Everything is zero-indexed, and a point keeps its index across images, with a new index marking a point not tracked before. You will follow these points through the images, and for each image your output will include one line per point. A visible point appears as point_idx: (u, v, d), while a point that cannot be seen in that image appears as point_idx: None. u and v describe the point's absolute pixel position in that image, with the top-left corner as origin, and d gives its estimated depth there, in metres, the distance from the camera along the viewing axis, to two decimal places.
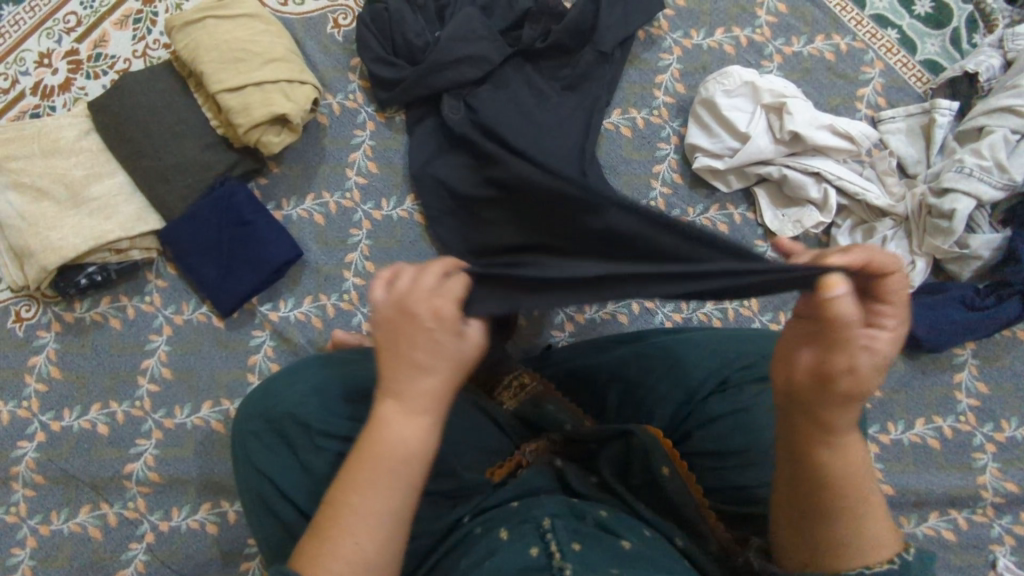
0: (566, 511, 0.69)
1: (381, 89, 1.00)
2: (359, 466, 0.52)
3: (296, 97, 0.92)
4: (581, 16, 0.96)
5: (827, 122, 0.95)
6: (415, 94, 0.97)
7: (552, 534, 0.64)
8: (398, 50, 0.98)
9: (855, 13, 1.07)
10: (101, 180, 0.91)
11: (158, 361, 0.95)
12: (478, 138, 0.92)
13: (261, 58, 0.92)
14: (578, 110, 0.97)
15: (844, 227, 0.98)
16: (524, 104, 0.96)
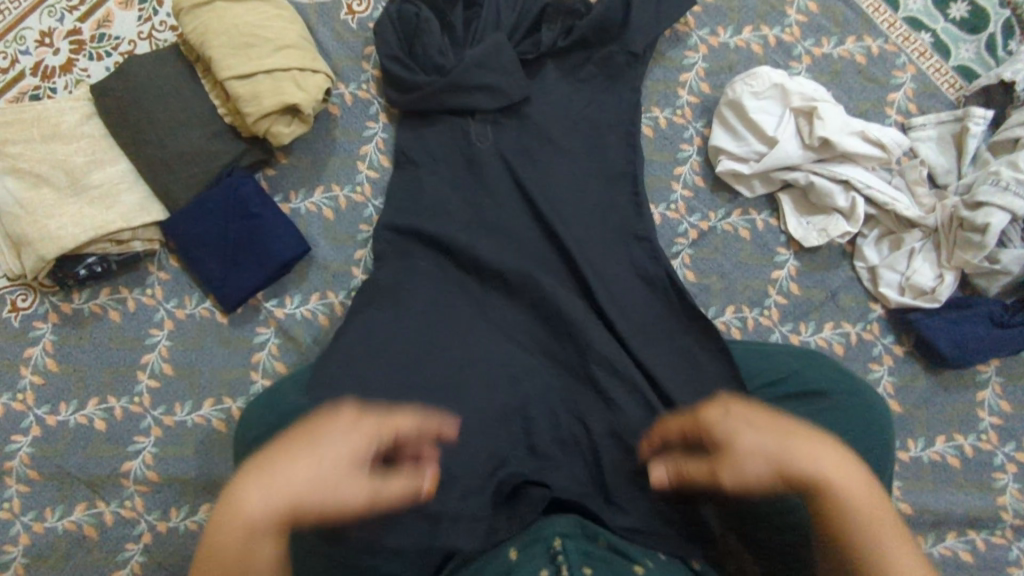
0: (579, 530, 0.68)
1: (395, 90, 0.96)
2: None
3: (309, 86, 0.88)
4: (605, 19, 0.93)
5: (858, 129, 0.91)
6: (433, 106, 0.94)
7: (564, 556, 0.62)
8: (415, 48, 0.94)
9: (888, 15, 1.03)
10: (103, 168, 0.87)
11: (159, 356, 0.92)
12: (499, 181, 0.92)
13: (271, 44, 0.88)
14: (601, 119, 0.95)
15: (870, 238, 0.95)
16: (546, 119, 0.94)
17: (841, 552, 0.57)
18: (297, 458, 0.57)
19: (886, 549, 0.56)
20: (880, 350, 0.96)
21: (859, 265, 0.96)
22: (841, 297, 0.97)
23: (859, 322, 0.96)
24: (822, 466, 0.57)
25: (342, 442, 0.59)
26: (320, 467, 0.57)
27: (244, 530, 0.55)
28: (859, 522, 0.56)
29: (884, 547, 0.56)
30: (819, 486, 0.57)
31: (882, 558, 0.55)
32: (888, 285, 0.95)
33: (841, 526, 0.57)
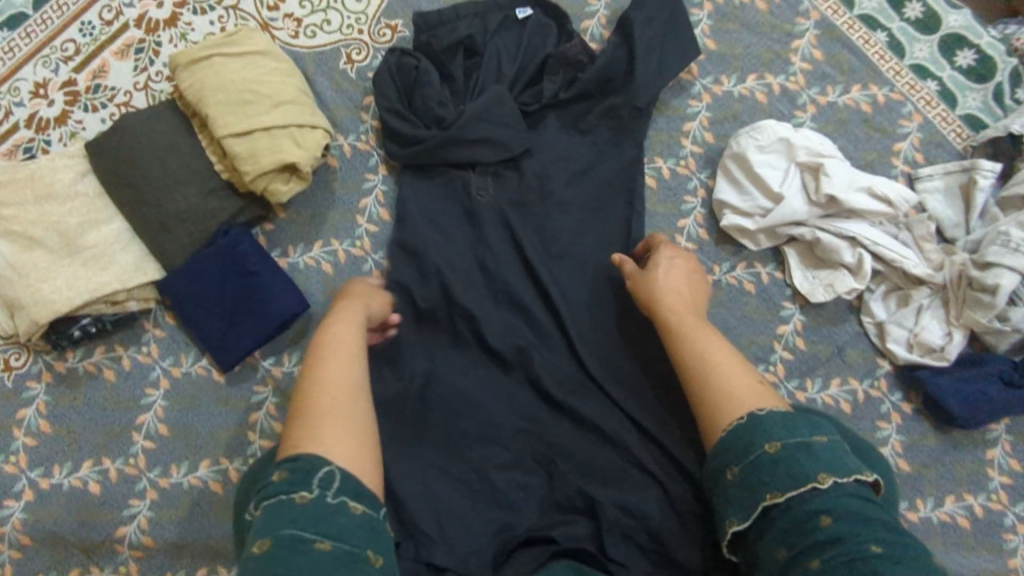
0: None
1: (393, 143, 0.94)
2: None
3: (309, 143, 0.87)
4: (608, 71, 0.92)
5: (864, 185, 0.90)
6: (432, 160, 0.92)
7: None
8: (417, 102, 0.93)
9: (894, 63, 1.02)
10: (98, 228, 0.86)
11: (154, 416, 0.91)
12: (498, 244, 0.90)
13: (270, 100, 0.86)
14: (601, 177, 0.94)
15: (877, 293, 0.94)
16: (549, 177, 0.93)
17: (702, 414, 0.72)
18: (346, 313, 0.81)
19: (720, 355, 0.74)
20: (888, 406, 0.95)
21: (866, 320, 0.95)
22: (848, 353, 0.96)
23: (866, 378, 0.95)
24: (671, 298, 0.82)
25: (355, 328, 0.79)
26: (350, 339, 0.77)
27: (351, 387, 0.72)
28: (707, 364, 0.74)
29: (742, 402, 0.70)
30: (668, 321, 0.80)
31: (719, 388, 0.72)
32: (896, 342, 0.93)
33: (683, 342, 0.77)
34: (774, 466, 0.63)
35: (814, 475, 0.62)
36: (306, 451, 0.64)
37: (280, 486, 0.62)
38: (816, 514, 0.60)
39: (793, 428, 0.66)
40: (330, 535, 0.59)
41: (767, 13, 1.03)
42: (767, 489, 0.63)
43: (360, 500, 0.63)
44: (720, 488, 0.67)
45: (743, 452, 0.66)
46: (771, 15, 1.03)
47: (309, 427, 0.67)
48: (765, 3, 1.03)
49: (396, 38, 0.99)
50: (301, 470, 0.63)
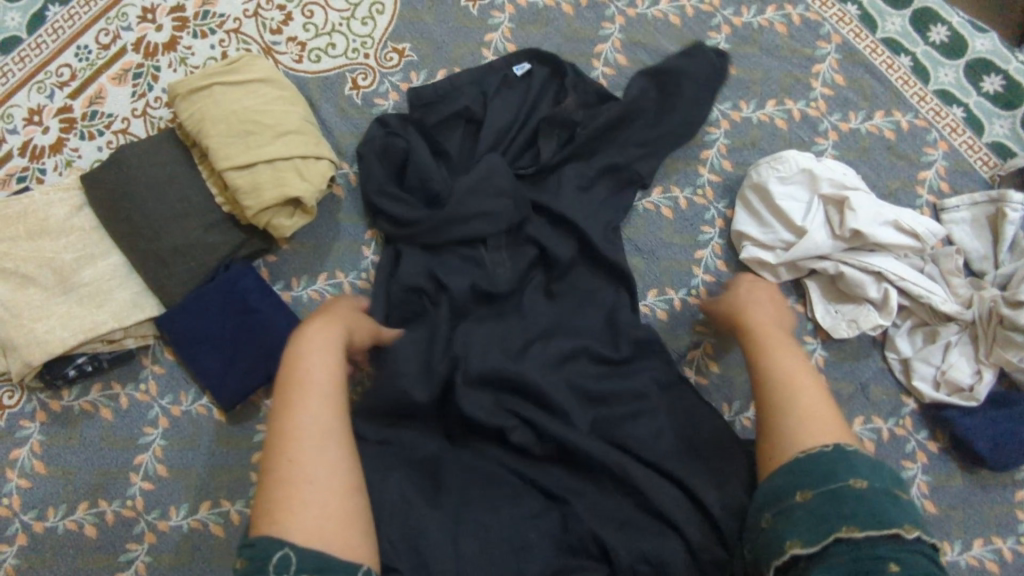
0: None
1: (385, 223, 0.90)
2: None
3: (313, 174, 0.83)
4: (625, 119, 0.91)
5: (891, 218, 0.87)
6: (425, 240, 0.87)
7: None
8: (409, 180, 0.88)
9: (918, 88, 0.99)
10: (94, 264, 0.83)
11: (152, 456, 0.87)
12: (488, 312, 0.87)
13: (272, 130, 0.83)
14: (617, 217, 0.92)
15: (902, 329, 0.91)
16: (541, 236, 0.89)
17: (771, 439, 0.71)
18: (315, 329, 0.73)
19: (803, 379, 0.74)
20: (914, 446, 0.91)
21: (891, 356, 0.92)
22: (871, 390, 0.92)
23: (891, 417, 0.91)
24: (757, 318, 0.83)
25: (330, 355, 0.71)
26: (326, 364, 0.69)
27: (316, 432, 0.64)
28: (786, 383, 0.74)
29: (816, 434, 0.69)
30: (754, 332, 0.81)
31: (798, 416, 0.71)
32: (921, 379, 0.90)
33: (767, 361, 0.77)
34: (856, 507, 0.61)
35: (899, 522, 0.61)
36: (265, 533, 0.58)
37: (242, 575, 0.56)
38: (885, 561, 0.59)
39: (880, 475, 0.65)
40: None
41: (787, 36, 1.00)
42: (840, 522, 0.61)
43: (320, 568, 0.55)
44: (782, 510, 0.65)
45: (823, 480, 0.64)
46: (791, 39, 1.00)
47: (278, 487, 0.60)
48: (785, 25, 1.00)
49: (403, 63, 0.96)
50: (257, 555, 0.56)
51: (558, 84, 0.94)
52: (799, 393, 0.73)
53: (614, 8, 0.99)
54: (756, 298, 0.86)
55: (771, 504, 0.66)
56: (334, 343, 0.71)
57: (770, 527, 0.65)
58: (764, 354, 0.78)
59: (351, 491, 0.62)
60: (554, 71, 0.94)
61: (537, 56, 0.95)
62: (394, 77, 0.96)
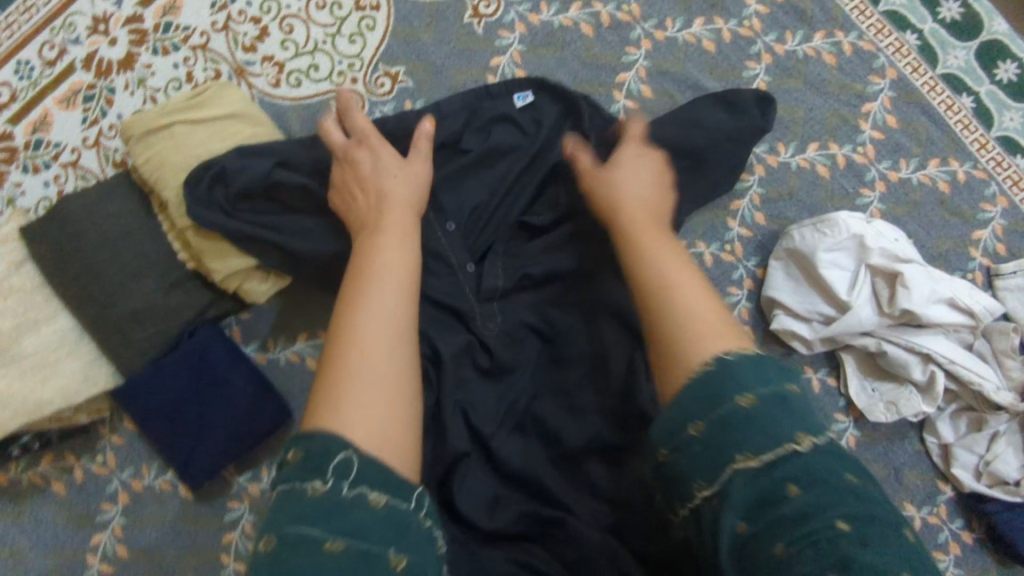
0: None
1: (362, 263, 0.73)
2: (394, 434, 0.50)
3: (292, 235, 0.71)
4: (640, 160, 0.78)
5: (946, 295, 0.77)
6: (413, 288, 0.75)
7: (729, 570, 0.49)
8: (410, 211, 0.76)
9: (979, 133, 0.87)
10: (38, 330, 0.72)
11: (111, 536, 0.79)
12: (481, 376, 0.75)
13: (240, 180, 0.69)
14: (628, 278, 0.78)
15: (945, 411, 0.82)
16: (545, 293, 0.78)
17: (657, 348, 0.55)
18: (391, 230, 0.63)
19: (684, 270, 0.59)
20: (947, 536, 0.84)
21: (929, 440, 0.83)
22: (906, 475, 0.84)
23: (925, 504, 0.84)
24: (637, 215, 0.67)
25: (401, 256, 0.61)
26: (396, 268, 0.59)
27: (377, 329, 0.54)
28: (669, 287, 0.58)
29: (700, 337, 0.53)
30: (625, 223, 0.66)
31: (685, 314, 0.56)
32: (962, 467, 0.82)
33: (638, 251, 0.63)
34: (748, 423, 0.47)
35: (794, 434, 0.46)
36: (319, 425, 0.48)
37: (290, 471, 0.46)
38: (783, 482, 0.45)
39: (765, 377, 0.49)
40: (345, 531, 0.43)
41: (836, 68, 0.87)
42: (738, 449, 0.46)
43: (383, 488, 0.46)
44: (678, 445, 0.49)
45: (710, 405, 0.48)
46: (840, 71, 0.87)
47: (337, 372, 0.51)
48: (834, 55, 0.87)
49: (397, 90, 0.83)
50: (313, 452, 0.46)
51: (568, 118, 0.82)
52: (679, 281, 0.59)
53: (641, 30, 0.86)
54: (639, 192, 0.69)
55: (665, 439, 0.50)
56: (410, 252, 0.62)
57: (670, 464, 0.50)
58: (641, 242, 0.63)
59: (410, 394, 0.52)
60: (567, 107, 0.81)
61: (541, 85, 0.82)
62: (386, 106, 0.83)
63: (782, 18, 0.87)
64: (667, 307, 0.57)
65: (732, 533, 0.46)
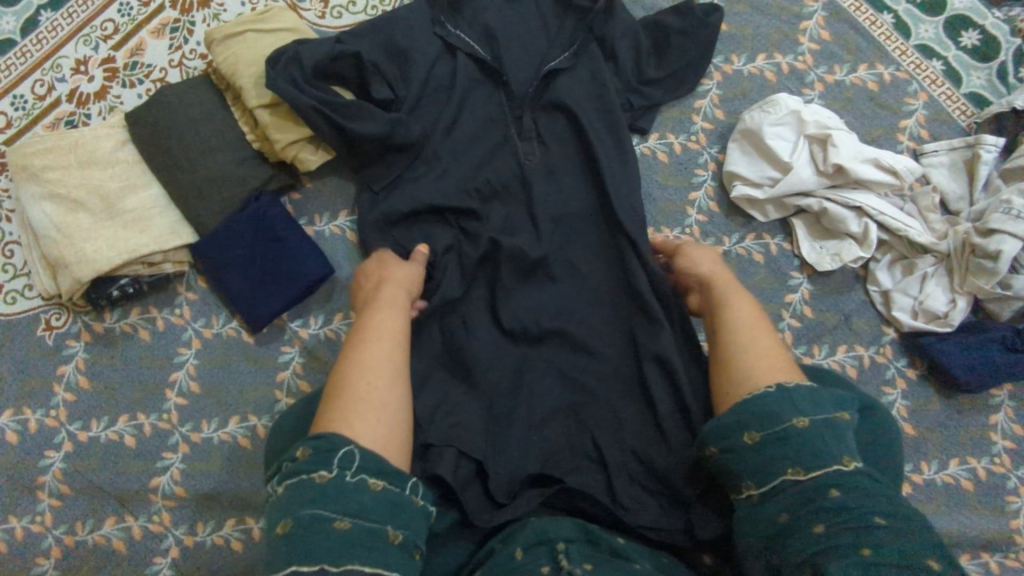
0: (582, 535, 0.72)
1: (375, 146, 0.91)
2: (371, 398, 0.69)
3: (346, 116, 0.89)
4: (630, 66, 0.99)
5: (871, 156, 0.94)
6: (428, 161, 0.94)
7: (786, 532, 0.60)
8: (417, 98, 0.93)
9: (900, 42, 1.05)
10: (137, 193, 0.91)
11: (186, 374, 0.95)
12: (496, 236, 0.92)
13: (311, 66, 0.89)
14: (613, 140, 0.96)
15: (883, 263, 0.98)
16: (543, 161, 0.95)
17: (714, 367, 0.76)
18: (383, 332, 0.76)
19: (743, 309, 0.79)
20: (893, 372, 0.98)
21: (872, 289, 0.98)
22: (854, 321, 0.99)
23: (872, 345, 0.98)
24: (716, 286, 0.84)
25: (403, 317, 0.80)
26: (397, 330, 0.77)
27: (384, 370, 0.72)
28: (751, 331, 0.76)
29: (753, 370, 0.71)
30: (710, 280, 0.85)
31: (743, 351, 0.74)
32: (901, 309, 0.97)
33: (724, 301, 0.81)
34: (806, 440, 0.63)
35: (839, 458, 0.62)
36: (333, 431, 0.64)
37: (303, 464, 0.62)
38: (828, 487, 0.61)
39: (822, 405, 0.65)
40: (350, 513, 0.59)
41: None
42: (791, 463, 0.63)
43: (379, 475, 0.63)
44: (730, 447, 0.67)
45: (769, 423, 0.65)
46: None
47: (346, 403, 0.68)
48: None
49: None
50: (322, 448, 0.62)
51: (580, 17, 0.98)
52: (752, 328, 0.77)
53: None
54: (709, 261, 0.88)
55: (717, 441, 0.68)
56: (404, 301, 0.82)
57: (719, 458, 0.68)
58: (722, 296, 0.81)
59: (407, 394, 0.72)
60: (580, 12, 0.98)
61: None
62: None
63: None
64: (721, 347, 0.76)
65: (773, 521, 0.62)
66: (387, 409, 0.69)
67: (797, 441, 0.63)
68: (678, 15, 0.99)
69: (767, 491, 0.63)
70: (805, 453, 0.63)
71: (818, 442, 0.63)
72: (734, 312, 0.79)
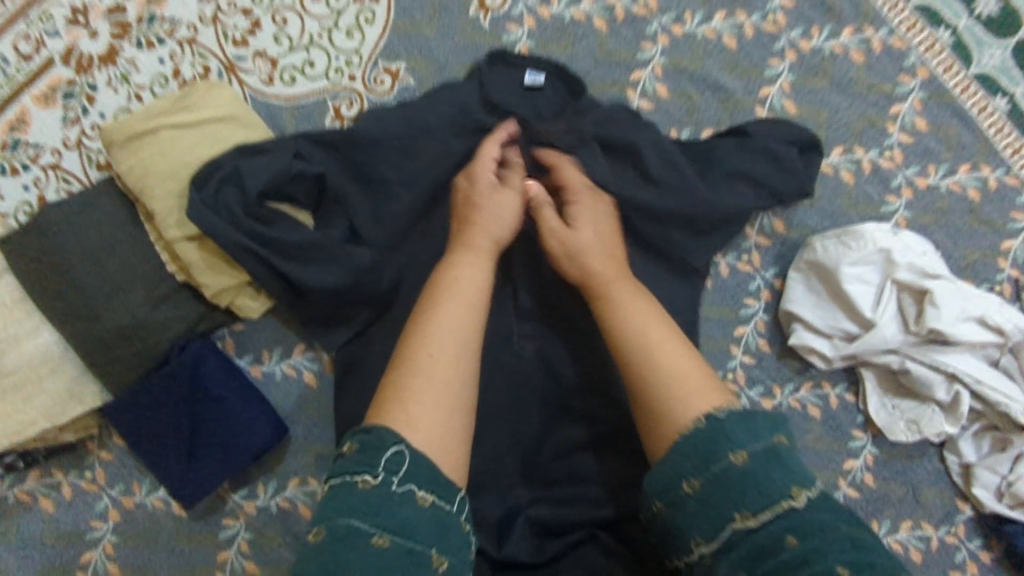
0: None
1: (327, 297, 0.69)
2: (411, 376, 0.55)
3: (294, 259, 0.67)
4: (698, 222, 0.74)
5: (975, 314, 0.75)
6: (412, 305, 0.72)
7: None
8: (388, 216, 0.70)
9: (1013, 137, 0.83)
10: (20, 346, 0.69)
11: (102, 554, 0.76)
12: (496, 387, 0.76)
13: (257, 185, 0.66)
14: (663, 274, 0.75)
15: (968, 432, 0.80)
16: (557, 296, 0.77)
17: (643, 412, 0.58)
18: (476, 250, 0.65)
19: (640, 302, 0.63)
20: (965, 556, 0.81)
21: (951, 459, 0.81)
22: (924, 493, 0.81)
23: (943, 524, 0.81)
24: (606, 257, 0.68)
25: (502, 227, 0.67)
26: (474, 292, 0.61)
27: (448, 354, 0.57)
28: (638, 337, 0.60)
29: (687, 394, 0.56)
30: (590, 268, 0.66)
31: (656, 370, 0.58)
32: (983, 488, 0.79)
33: (608, 306, 0.64)
34: (743, 479, 0.51)
35: (787, 488, 0.51)
36: (383, 425, 0.53)
37: (347, 462, 0.52)
38: (782, 534, 0.50)
39: (757, 432, 0.53)
40: (389, 529, 0.49)
41: (863, 66, 0.82)
42: (736, 507, 0.51)
43: (431, 488, 0.51)
44: (671, 501, 0.54)
45: (706, 463, 0.52)
46: (868, 70, 0.82)
47: (406, 371, 0.56)
48: (862, 53, 0.82)
49: (398, 88, 0.78)
50: (370, 445, 0.51)
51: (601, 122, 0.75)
52: (651, 343, 0.60)
53: (657, 24, 0.81)
54: (601, 227, 0.70)
55: (660, 496, 0.54)
56: (514, 207, 0.68)
57: (664, 514, 0.54)
58: (610, 292, 0.64)
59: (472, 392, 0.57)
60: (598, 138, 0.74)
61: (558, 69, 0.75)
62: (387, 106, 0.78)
63: (807, 11, 0.82)
64: (641, 374, 0.59)
65: None
66: (425, 383, 0.55)
67: (741, 485, 0.51)
68: (773, 163, 0.76)
69: (718, 545, 0.52)
70: (756, 493, 0.51)
71: (758, 491, 0.51)
72: (619, 314, 0.62)
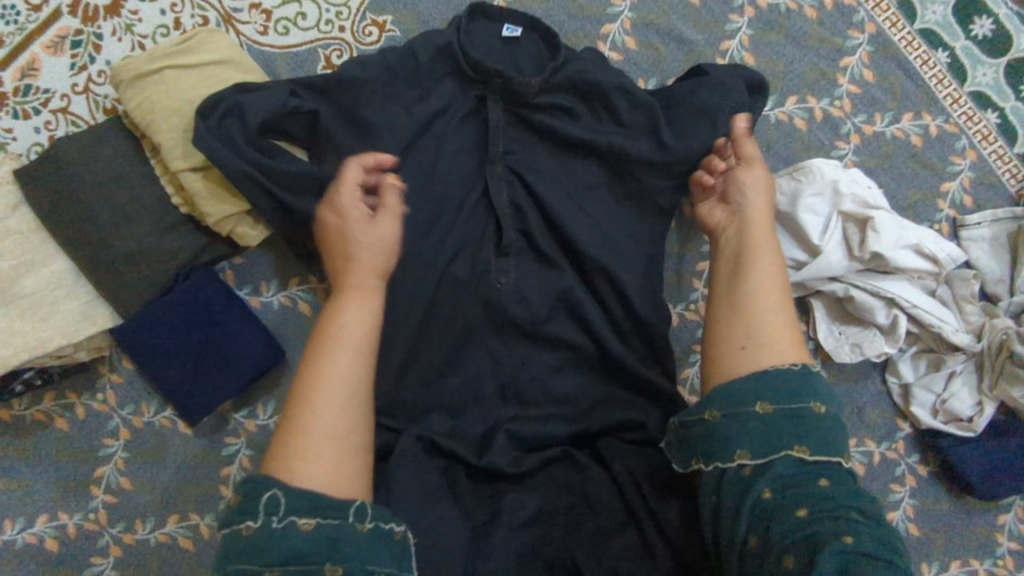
0: None
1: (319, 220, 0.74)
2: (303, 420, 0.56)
3: (289, 184, 0.73)
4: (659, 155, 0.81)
5: (912, 242, 0.83)
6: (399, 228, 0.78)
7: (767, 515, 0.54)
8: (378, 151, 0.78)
9: (952, 88, 0.90)
10: (36, 272, 0.75)
11: (114, 469, 0.82)
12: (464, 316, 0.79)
13: (256, 117, 0.73)
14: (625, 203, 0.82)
15: (906, 353, 0.88)
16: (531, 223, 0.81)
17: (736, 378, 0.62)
18: (358, 291, 0.63)
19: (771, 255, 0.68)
20: (903, 469, 0.90)
21: (892, 380, 0.89)
22: (868, 413, 0.89)
23: (884, 440, 0.90)
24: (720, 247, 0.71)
25: (383, 259, 0.66)
26: (360, 325, 0.61)
27: (344, 377, 0.58)
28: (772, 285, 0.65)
29: (765, 363, 0.61)
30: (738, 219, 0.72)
31: (754, 324, 0.63)
32: (920, 406, 0.87)
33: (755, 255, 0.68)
34: (808, 424, 0.58)
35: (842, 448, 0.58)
36: (266, 474, 0.53)
37: (233, 514, 0.52)
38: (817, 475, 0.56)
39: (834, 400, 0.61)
40: (280, 562, 0.50)
41: (816, 22, 0.89)
42: (796, 440, 0.57)
43: (312, 512, 0.51)
44: (734, 411, 0.59)
45: (790, 397, 0.59)
46: (821, 26, 0.89)
47: (300, 408, 0.56)
48: (815, 10, 0.89)
49: (385, 39, 0.84)
50: (251, 492, 0.52)
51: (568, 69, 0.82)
52: (761, 297, 0.65)
53: None
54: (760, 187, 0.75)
55: (723, 403, 0.60)
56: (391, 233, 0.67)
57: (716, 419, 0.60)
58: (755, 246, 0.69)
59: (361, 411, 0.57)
60: (581, 93, 0.82)
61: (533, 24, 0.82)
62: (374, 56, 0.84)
63: None
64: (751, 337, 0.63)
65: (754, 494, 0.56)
66: (316, 424, 0.55)
67: (801, 421, 0.58)
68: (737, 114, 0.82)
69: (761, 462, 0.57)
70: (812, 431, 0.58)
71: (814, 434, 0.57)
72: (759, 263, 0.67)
